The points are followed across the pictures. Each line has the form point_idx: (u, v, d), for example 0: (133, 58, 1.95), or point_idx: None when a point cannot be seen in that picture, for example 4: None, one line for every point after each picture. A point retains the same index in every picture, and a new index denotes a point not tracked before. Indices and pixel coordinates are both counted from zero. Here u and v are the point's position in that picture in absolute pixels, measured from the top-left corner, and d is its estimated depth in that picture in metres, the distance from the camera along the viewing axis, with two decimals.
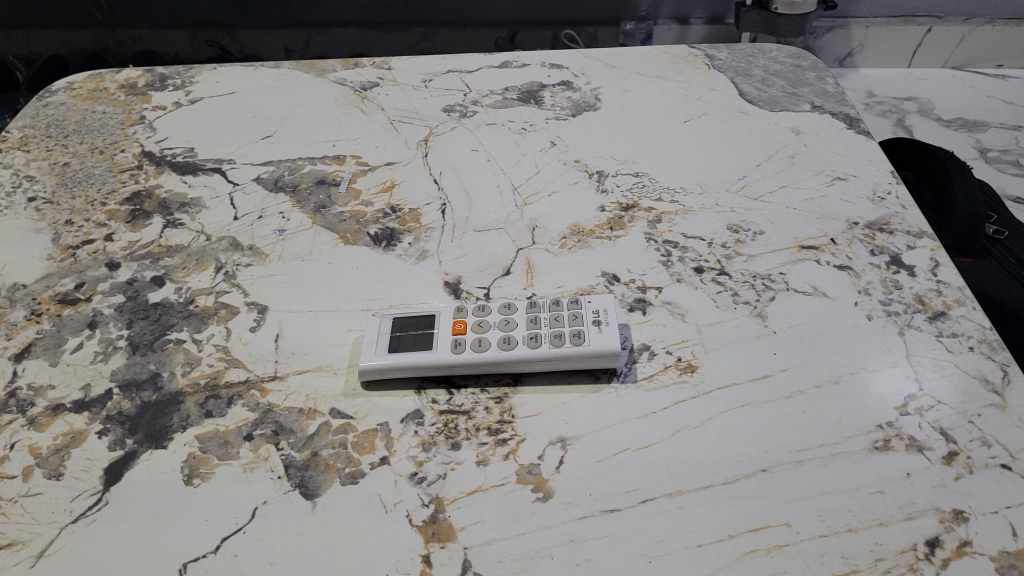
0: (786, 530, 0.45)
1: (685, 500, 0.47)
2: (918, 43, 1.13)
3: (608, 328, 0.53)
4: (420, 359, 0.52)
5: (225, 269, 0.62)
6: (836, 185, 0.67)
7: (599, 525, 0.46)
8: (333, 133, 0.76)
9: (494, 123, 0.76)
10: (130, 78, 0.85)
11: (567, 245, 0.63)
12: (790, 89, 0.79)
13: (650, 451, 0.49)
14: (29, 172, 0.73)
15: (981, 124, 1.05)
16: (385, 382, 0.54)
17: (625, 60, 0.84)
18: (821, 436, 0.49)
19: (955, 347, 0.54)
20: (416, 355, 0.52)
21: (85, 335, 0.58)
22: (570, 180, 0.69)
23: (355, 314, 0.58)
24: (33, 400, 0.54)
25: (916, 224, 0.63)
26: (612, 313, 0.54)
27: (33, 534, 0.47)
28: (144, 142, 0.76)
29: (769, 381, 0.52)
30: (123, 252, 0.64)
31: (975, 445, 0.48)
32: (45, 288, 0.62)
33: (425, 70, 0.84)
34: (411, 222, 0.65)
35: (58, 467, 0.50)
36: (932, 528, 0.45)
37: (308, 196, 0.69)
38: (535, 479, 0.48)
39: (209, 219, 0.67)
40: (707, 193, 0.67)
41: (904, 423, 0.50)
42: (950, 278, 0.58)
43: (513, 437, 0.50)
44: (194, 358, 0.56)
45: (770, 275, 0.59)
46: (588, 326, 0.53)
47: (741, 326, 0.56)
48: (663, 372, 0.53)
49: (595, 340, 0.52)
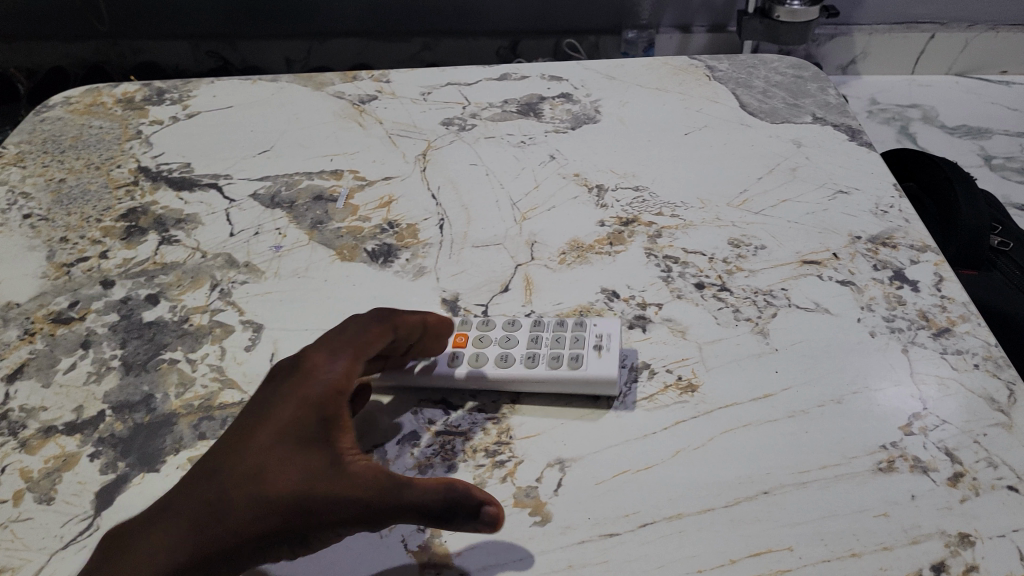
0: (789, 554, 0.44)
1: (686, 524, 0.46)
2: (922, 51, 1.12)
3: (609, 354, 0.52)
4: (416, 366, 0.52)
5: (221, 286, 0.62)
6: (838, 198, 0.66)
7: (599, 550, 0.45)
8: (331, 148, 0.75)
9: (493, 136, 0.76)
10: (127, 93, 0.84)
11: (566, 260, 0.62)
12: (791, 101, 0.78)
13: (651, 472, 0.48)
14: (25, 189, 0.73)
15: (984, 131, 1.04)
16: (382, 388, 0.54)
17: (626, 71, 0.83)
18: (825, 457, 0.48)
19: (960, 364, 0.53)
20: (414, 363, 0.53)
21: (78, 354, 0.57)
22: (570, 194, 0.68)
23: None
24: (26, 421, 0.53)
25: (919, 239, 0.62)
26: (615, 339, 0.53)
27: (23, 560, 0.46)
28: (141, 157, 0.76)
29: (772, 401, 0.51)
30: (118, 270, 0.64)
31: (981, 466, 0.47)
32: (40, 307, 0.61)
33: (424, 83, 0.83)
34: (409, 238, 0.65)
35: (50, 491, 0.49)
36: (939, 552, 0.44)
37: (305, 212, 0.68)
38: (533, 502, 0.47)
39: (205, 235, 0.66)
40: (708, 207, 0.66)
41: (908, 443, 0.49)
42: (954, 293, 0.57)
43: (511, 459, 0.49)
44: (188, 379, 0.55)
45: (773, 291, 0.59)
46: (588, 349, 0.52)
47: (742, 343, 0.55)
48: (664, 392, 0.52)
49: (592, 365, 0.51)
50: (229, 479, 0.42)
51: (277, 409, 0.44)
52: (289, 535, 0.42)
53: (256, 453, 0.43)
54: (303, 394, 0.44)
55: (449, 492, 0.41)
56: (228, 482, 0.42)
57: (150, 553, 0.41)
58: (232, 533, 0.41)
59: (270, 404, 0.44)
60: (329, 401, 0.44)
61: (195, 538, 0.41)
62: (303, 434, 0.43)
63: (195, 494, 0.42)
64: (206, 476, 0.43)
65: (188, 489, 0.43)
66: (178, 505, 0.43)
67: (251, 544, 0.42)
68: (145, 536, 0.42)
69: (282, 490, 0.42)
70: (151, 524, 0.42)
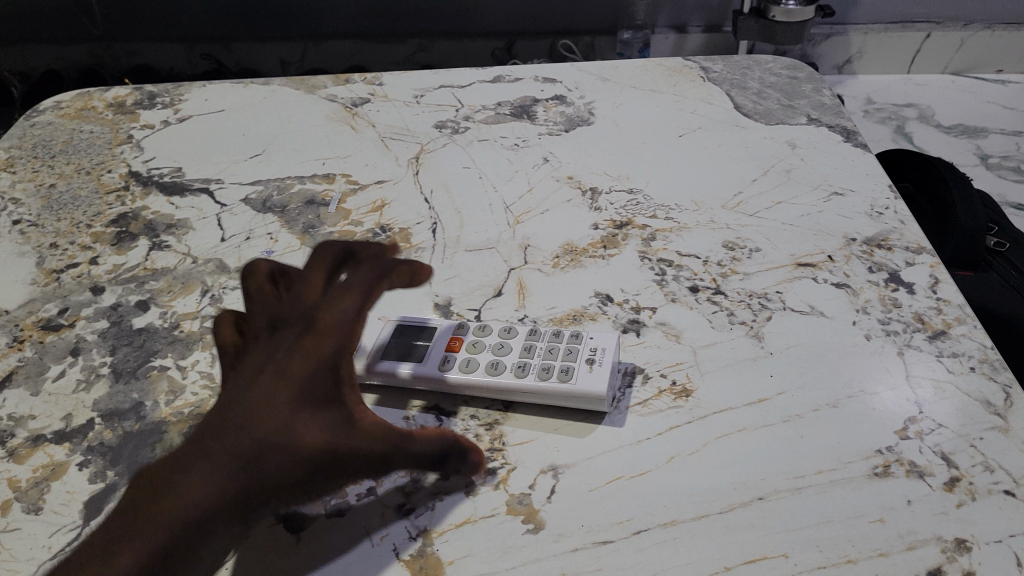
0: (784, 561, 0.44)
1: (680, 531, 0.45)
2: (917, 50, 1.12)
3: (600, 368, 0.50)
4: (407, 368, 0.52)
5: (212, 292, 0.61)
6: (833, 200, 0.66)
7: (593, 558, 0.44)
8: (323, 151, 0.75)
9: (486, 139, 0.75)
10: (119, 97, 0.84)
11: (560, 264, 0.62)
12: (786, 102, 0.78)
13: (644, 479, 0.48)
14: (15, 195, 0.73)
15: (980, 131, 1.04)
16: (376, 391, 0.54)
17: (620, 73, 0.83)
18: (820, 462, 0.48)
19: (956, 367, 0.52)
20: (406, 365, 0.53)
21: (67, 362, 0.57)
22: (563, 197, 0.68)
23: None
24: (14, 430, 0.53)
25: (914, 241, 0.62)
26: (611, 354, 0.51)
27: (9, 571, 0.45)
28: (132, 161, 0.75)
29: (767, 405, 0.51)
30: (108, 276, 0.63)
31: (978, 470, 0.47)
32: (29, 314, 0.61)
33: (417, 85, 0.83)
34: (401, 243, 0.64)
35: (37, 501, 0.49)
36: (935, 558, 0.43)
37: (297, 216, 0.68)
38: (526, 510, 0.47)
39: (196, 241, 0.66)
40: (703, 209, 0.66)
41: (905, 447, 0.48)
42: (950, 295, 0.57)
43: (503, 465, 0.49)
44: (178, 386, 0.54)
45: (767, 293, 0.58)
46: (580, 362, 0.51)
47: (737, 346, 0.54)
48: (658, 397, 0.52)
49: (582, 379, 0.50)
50: (258, 427, 0.43)
51: (296, 366, 0.45)
52: (314, 478, 0.46)
53: (286, 404, 0.44)
54: (329, 352, 0.46)
55: (447, 441, 0.49)
56: (261, 432, 0.43)
57: (187, 500, 0.41)
58: (269, 479, 0.43)
59: (293, 359, 0.45)
60: (350, 357, 0.47)
61: (237, 483, 0.43)
62: (332, 389, 0.46)
63: (226, 444, 0.43)
64: (235, 425, 0.43)
65: (217, 435, 0.43)
66: (209, 453, 0.43)
67: (282, 488, 0.45)
68: (176, 484, 0.42)
69: (316, 441, 0.44)
70: (181, 471, 0.42)
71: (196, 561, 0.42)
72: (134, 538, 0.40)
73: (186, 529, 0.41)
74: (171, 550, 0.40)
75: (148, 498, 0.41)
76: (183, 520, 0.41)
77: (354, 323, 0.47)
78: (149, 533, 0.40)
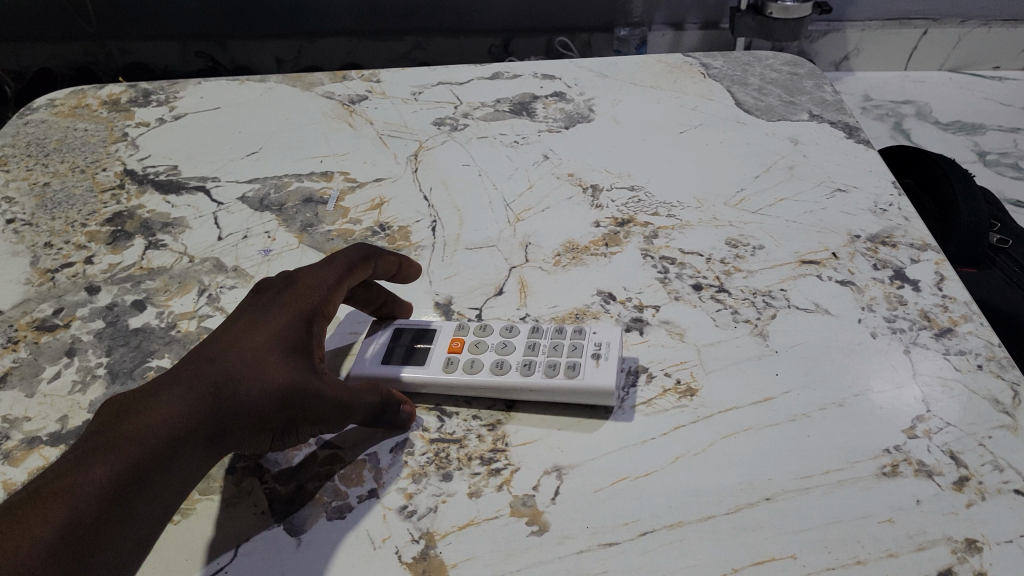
0: (793, 563, 0.43)
1: (686, 532, 0.45)
2: (915, 46, 1.11)
3: (607, 363, 0.50)
4: (409, 374, 0.52)
5: (209, 291, 0.60)
6: (836, 197, 0.65)
7: (598, 560, 0.44)
8: (321, 149, 0.74)
9: (485, 136, 0.74)
10: (113, 94, 0.83)
11: (561, 262, 0.61)
12: (787, 98, 0.77)
13: (650, 480, 0.47)
14: (8, 194, 0.71)
15: (979, 127, 1.03)
16: None
17: (619, 69, 0.82)
18: (827, 461, 0.47)
19: (963, 365, 0.52)
20: (407, 371, 0.52)
21: (63, 363, 0.56)
22: (564, 195, 0.67)
23: (353, 319, 0.58)
24: (8, 432, 0.52)
25: (919, 237, 0.61)
26: (615, 349, 0.51)
27: None
28: (127, 160, 0.74)
29: (772, 404, 0.50)
30: (103, 275, 0.63)
31: (987, 469, 0.46)
32: (23, 314, 0.60)
33: (414, 82, 0.82)
34: (400, 241, 0.64)
35: None
36: (946, 559, 0.43)
37: (294, 214, 0.67)
38: (530, 511, 0.46)
39: (193, 239, 0.65)
40: (705, 207, 0.65)
41: (913, 446, 0.48)
42: (956, 293, 0.56)
43: (506, 466, 0.48)
44: None
45: (771, 291, 0.58)
46: (586, 358, 0.51)
47: (742, 345, 0.54)
48: (663, 396, 0.51)
49: (589, 375, 0.50)
50: (229, 365, 0.45)
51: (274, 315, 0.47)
52: (279, 420, 0.45)
53: (258, 343, 0.46)
54: (302, 305, 0.48)
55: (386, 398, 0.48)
56: (232, 365, 0.45)
57: (157, 420, 0.42)
58: (230, 413, 0.44)
59: (269, 311, 0.48)
60: (322, 316, 0.49)
61: (199, 411, 0.43)
62: (303, 340, 0.47)
63: (197, 375, 0.44)
64: (208, 360, 0.45)
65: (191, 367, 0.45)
66: (181, 382, 0.44)
67: (248, 424, 0.44)
68: (146, 405, 0.43)
69: (281, 377, 0.45)
70: (153, 396, 0.43)
71: (160, 485, 0.41)
72: (103, 451, 0.40)
73: (151, 448, 0.41)
74: (137, 465, 0.40)
75: (114, 418, 0.42)
76: (145, 440, 0.41)
77: (331, 288, 0.50)
78: (118, 446, 0.41)
